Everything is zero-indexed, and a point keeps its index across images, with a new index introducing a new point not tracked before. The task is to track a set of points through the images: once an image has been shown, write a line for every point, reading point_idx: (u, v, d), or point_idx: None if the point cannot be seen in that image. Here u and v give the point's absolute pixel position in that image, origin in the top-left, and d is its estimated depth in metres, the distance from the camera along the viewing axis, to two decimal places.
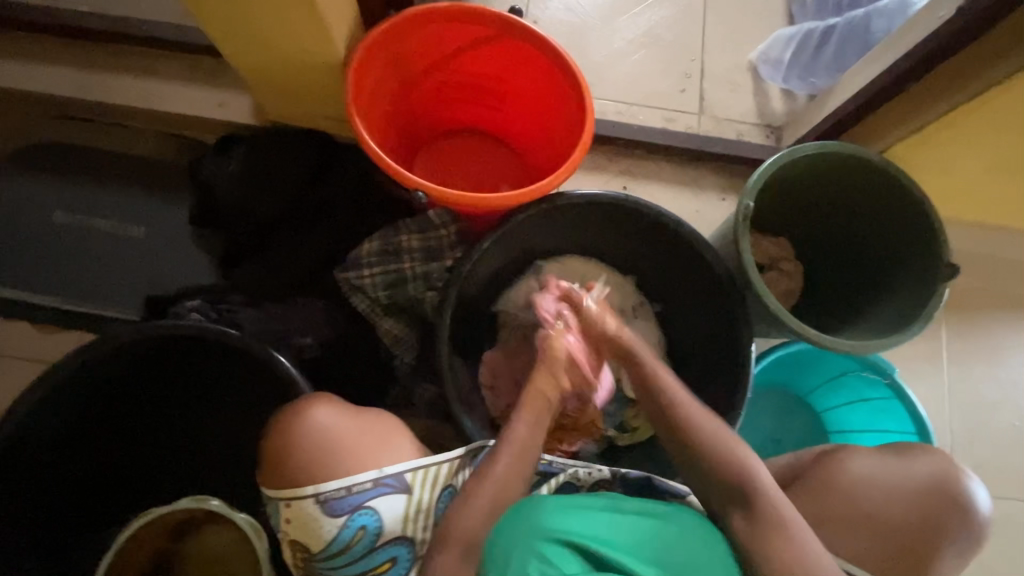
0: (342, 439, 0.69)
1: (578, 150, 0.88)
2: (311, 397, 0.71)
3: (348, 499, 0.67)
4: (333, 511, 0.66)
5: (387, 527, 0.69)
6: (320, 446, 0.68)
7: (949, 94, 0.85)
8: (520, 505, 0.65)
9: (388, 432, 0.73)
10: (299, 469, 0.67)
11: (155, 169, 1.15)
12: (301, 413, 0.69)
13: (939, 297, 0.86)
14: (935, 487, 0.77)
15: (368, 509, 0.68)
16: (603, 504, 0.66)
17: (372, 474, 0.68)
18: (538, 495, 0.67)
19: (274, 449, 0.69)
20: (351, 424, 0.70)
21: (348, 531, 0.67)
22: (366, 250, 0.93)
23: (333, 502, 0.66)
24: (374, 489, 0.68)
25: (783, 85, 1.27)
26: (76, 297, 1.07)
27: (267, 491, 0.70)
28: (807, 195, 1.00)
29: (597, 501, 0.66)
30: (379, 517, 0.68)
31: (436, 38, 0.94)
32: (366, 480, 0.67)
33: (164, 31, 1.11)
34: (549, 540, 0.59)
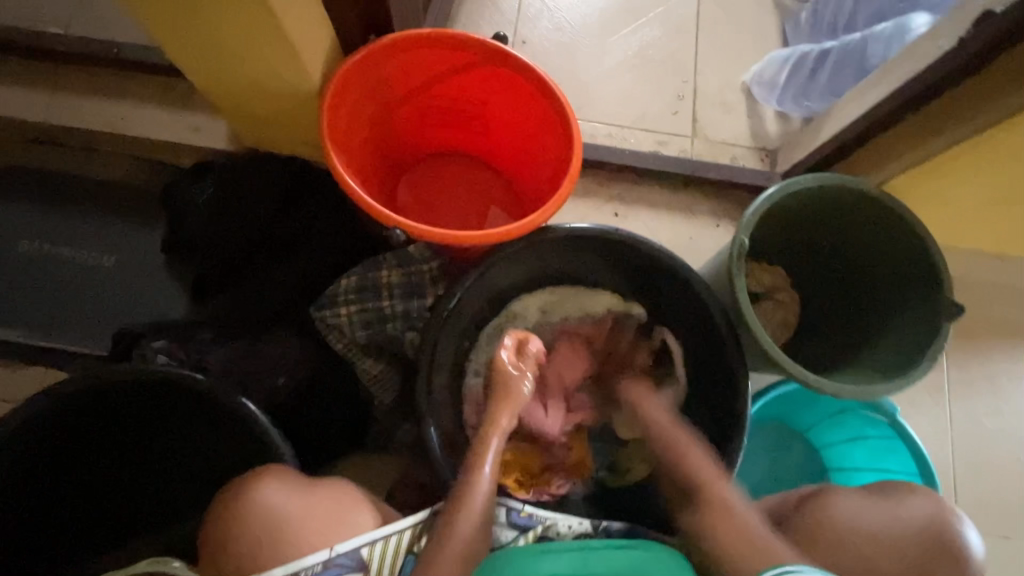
0: (291, 515, 0.65)
1: (567, 182, 0.84)
2: (257, 475, 0.68)
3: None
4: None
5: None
6: (267, 525, 0.64)
7: (945, 128, 0.82)
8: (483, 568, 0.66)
9: (341, 502, 0.70)
10: (248, 550, 0.64)
11: (124, 194, 1.10)
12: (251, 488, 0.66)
13: (943, 338, 0.82)
14: (929, 535, 0.74)
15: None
16: (571, 548, 0.66)
17: (322, 555, 0.61)
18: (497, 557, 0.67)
19: (222, 526, 0.65)
20: (298, 500, 0.66)
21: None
22: (342, 286, 0.88)
23: None
24: (325, 573, 0.61)
25: (777, 107, 1.24)
26: (36, 330, 1.01)
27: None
28: (803, 227, 0.96)
29: (562, 545, 0.67)
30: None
31: (417, 63, 0.90)
32: (314, 563, 0.60)
33: (134, 51, 1.06)
34: None
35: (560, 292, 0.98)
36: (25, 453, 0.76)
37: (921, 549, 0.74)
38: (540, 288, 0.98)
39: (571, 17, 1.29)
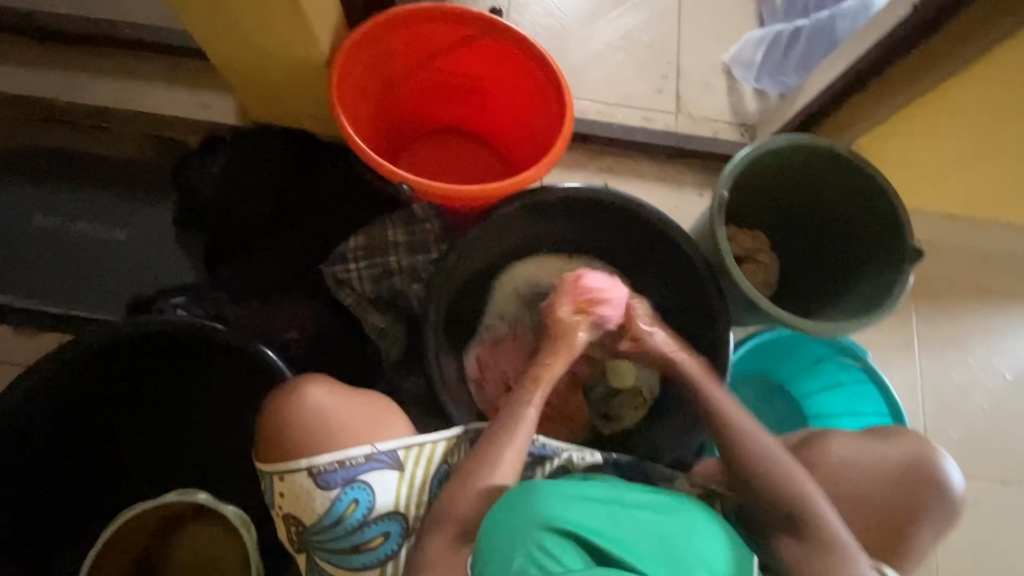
0: (339, 411, 0.72)
1: (560, 143, 0.90)
2: (303, 377, 0.74)
3: (340, 473, 0.69)
4: (325, 484, 0.68)
5: (379, 502, 0.70)
6: (316, 416, 0.70)
7: (906, 88, 0.89)
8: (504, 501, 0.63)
9: (382, 411, 0.75)
10: (297, 441, 0.70)
11: (134, 169, 1.14)
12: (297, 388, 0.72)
13: (904, 282, 0.90)
14: (914, 468, 0.79)
15: (360, 483, 0.69)
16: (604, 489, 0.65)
17: (364, 449, 0.70)
18: (526, 482, 0.65)
19: (270, 422, 0.71)
20: (344, 401, 0.73)
21: (340, 505, 0.69)
22: (351, 246, 0.94)
23: (325, 475, 0.68)
24: (367, 464, 0.70)
25: (755, 84, 1.32)
26: (51, 299, 1.06)
27: (264, 466, 0.72)
28: (778, 189, 1.04)
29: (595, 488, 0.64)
30: (371, 491, 0.70)
31: (418, 38, 0.96)
32: (358, 454, 0.69)
33: (144, 32, 1.11)
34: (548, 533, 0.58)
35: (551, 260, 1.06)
36: (54, 400, 0.81)
37: (908, 478, 0.79)
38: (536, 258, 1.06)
39: (560, 2, 1.36)
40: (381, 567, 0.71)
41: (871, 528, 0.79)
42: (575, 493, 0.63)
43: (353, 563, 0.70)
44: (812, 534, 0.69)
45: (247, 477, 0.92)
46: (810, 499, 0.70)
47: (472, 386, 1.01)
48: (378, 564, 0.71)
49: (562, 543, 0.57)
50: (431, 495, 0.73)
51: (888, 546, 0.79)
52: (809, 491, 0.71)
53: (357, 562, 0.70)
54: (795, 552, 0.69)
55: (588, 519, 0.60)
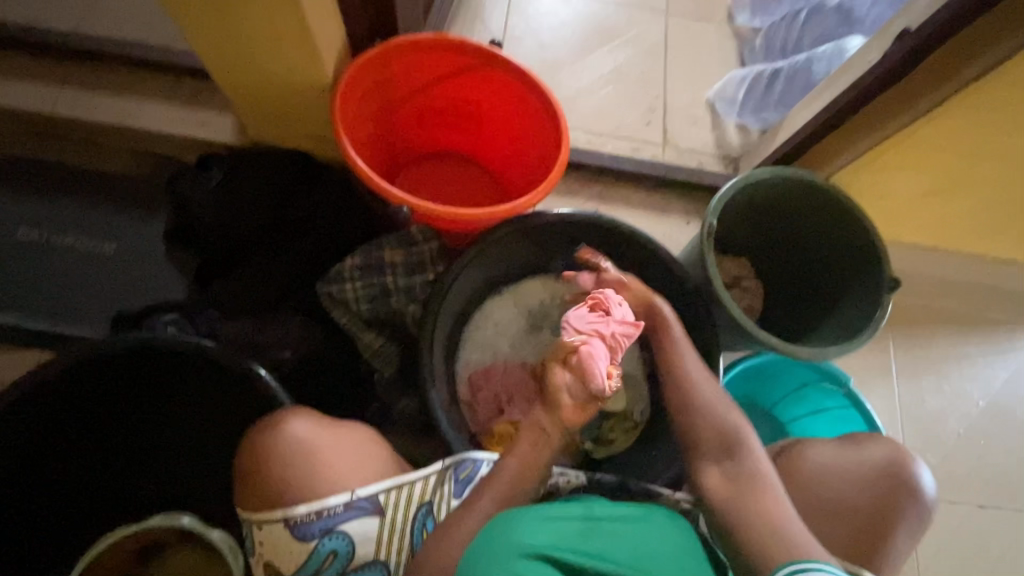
0: (317, 454, 0.68)
1: (557, 170, 0.93)
2: (287, 412, 0.72)
3: (318, 524, 0.65)
4: (303, 536, 0.65)
5: (359, 550, 0.68)
6: (294, 461, 0.67)
7: (882, 125, 0.95)
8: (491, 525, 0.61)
9: (362, 445, 0.73)
10: (277, 487, 0.67)
11: (126, 185, 1.14)
12: (274, 432, 0.69)
13: (882, 309, 0.94)
14: (891, 471, 0.81)
15: (338, 533, 0.66)
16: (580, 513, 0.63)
17: (342, 498, 0.66)
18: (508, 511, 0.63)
19: (250, 463, 0.68)
20: (324, 438, 0.70)
21: (318, 556, 0.66)
22: (347, 264, 0.94)
23: (302, 527, 0.65)
24: (345, 513, 0.66)
25: (737, 121, 1.38)
26: (32, 316, 1.02)
27: (243, 513, 0.69)
28: (763, 220, 1.09)
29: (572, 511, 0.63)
30: (350, 541, 0.67)
31: (419, 65, 0.99)
32: (336, 504, 0.66)
33: (144, 51, 1.12)
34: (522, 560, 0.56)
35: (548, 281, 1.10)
36: (34, 418, 0.78)
37: (883, 481, 0.81)
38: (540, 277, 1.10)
39: (553, 37, 1.42)
40: None
41: (852, 535, 0.79)
42: (550, 516, 0.61)
43: None
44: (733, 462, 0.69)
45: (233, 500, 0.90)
46: (743, 433, 0.72)
47: (466, 407, 1.02)
48: None
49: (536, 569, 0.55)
50: (413, 539, 0.71)
51: (871, 555, 0.78)
52: (743, 428, 0.73)
53: None
54: (716, 479, 0.69)
55: (565, 537, 0.59)
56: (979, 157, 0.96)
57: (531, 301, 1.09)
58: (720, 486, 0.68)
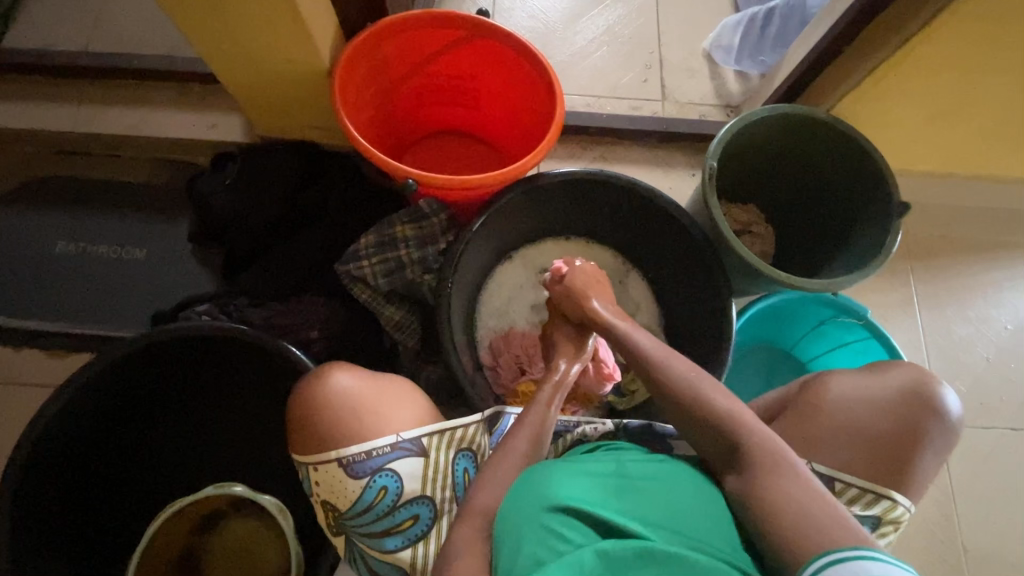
0: (365, 399, 0.73)
1: (553, 131, 0.94)
2: (328, 365, 0.76)
3: (369, 462, 0.70)
4: (355, 473, 0.69)
5: (407, 487, 0.71)
6: (345, 406, 0.72)
7: (878, 49, 0.93)
8: (524, 478, 0.67)
9: (406, 393, 0.77)
10: (329, 431, 0.71)
11: (150, 192, 1.20)
12: (322, 382, 0.73)
13: (894, 233, 0.93)
14: (915, 394, 0.79)
15: (388, 471, 0.70)
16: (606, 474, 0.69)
17: (390, 439, 0.71)
18: (538, 466, 0.69)
19: (296, 418, 0.73)
20: (371, 386, 0.75)
21: (371, 491, 0.70)
22: (362, 244, 0.97)
23: (355, 465, 0.69)
24: (393, 452, 0.71)
25: (736, 67, 1.37)
26: (79, 321, 1.10)
27: (297, 457, 0.73)
28: (768, 163, 1.09)
29: (595, 469, 0.69)
30: (399, 478, 0.70)
31: (412, 42, 1.01)
32: (384, 444, 0.70)
33: (152, 61, 1.17)
34: (550, 509, 0.60)
35: (568, 245, 1.14)
36: (93, 408, 0.85)
37: (907, 403, 0.79)
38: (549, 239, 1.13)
39: (542, 5, 1.42)
40: (414, 548, 0.71)
41: (882, 459, 0.77)
42: (576, 473, 0.67)
43: (387, 545, 0.71)
44: (750, 466, 0.65)
45: (279, 473, 0.96)
46: (742, 432, 0.68)
47: (489, 371, 1.06)
48: (410, 545, 0.71)
49: (564, 519, 0.59)
50: (457, 479, 0.74)
51: (901, 476, 0.76)
52: (746, 425, 0.68)
53: (390, 545, 0.71)
54: (735, 486, 0.67)
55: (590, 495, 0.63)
56: (985, 69, 0.93)
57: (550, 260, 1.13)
58: (742, 489, 0.65)
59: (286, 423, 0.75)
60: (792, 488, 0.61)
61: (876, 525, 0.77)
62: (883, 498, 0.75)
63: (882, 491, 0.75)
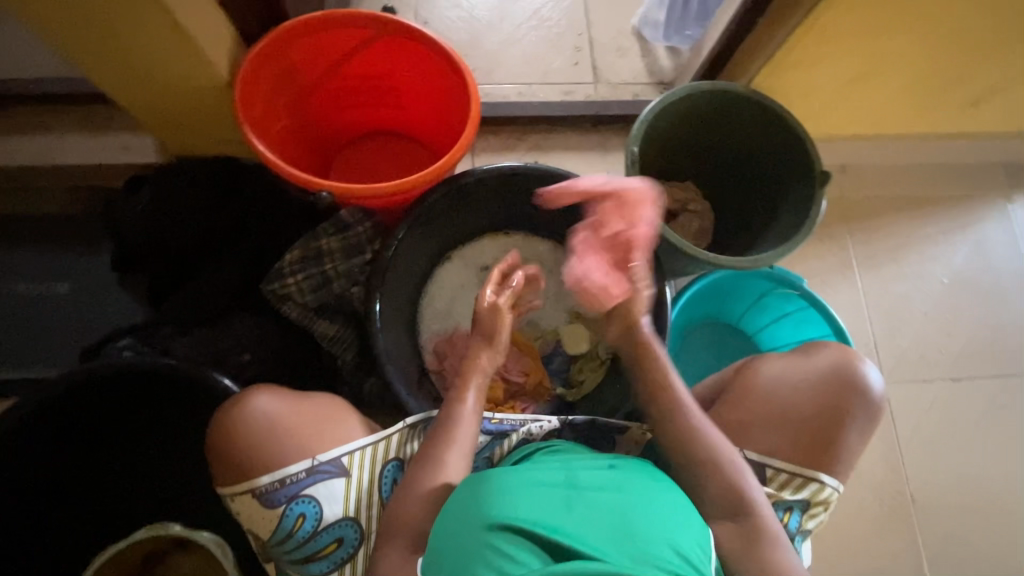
0: (280, 424, 0.72)
1: (471, 128, 0.92)
2: (247, 390, 0.74)
3: (284, 490, 0.70)
4: (271, 503, 0.69)
5: (328, 511, 0.71)
6: (257, 435, 0.71)
7: (789, 20, 0.93)
8: (471, 485, 0.67)
9: (328, 411, 0.75)
10: (244, 459, 0.70)
11: (64, 221, 1.14)
12: (234, 412, 0.72)
13: (816, 206, 0.94)
14: (840, 376, 0.83)
15: (305, 497, 0.70)
16: (558, 480, 0.69)
17: (304, 464, 0.70)
18: (480, 473, 0.69)
19: (213, 451, 0.72)
20: (286, 410, 0.73)
21: (289, 520, 0.70)
22: (287, 260, 0.95)
23: (269, 495, 0.69)
24: (309, 477, 0.70)
25: (666, 42, 1.34)
26: (1, 365, 1.05)
27: (218, 489, 0.72)
28: (696, 142, 1.08)
29: (545, 476, 0.69)
30: (318, 503, 0.70)
31: (318, 46, 0.97)
32: (299, 470, 0.70)
33: (50, 84, 1.10)
34: (495, 528, 0.60)
35: (507, 239, 1.13)
36: (10, 461, 0.81)
37: (828, 387, 0.82)
38: (485, 235, 1.11)
39: None
40: (341, 570, 0.72)
41: (810, 440, 0.81)
42: (524, 482, 0.67)
43: (313, 570, 0.71)
44: (747, 524, 0.74)
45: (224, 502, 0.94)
46: (750, 495, 0.75)
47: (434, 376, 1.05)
48: (338, 567, 0.72)
49: (508, 536, 0.60)
50: (382, 495, 0.74)
51: (826, 455, 0.81)
52: (754, 491, 0.75)
53: (316, 569, 0.72)
54: (728, 536, 0.74)
55: (538, 509, 0.63)
56: (893, 32, 0.94)
57: (491, 256, 1.12)
58: (733, 545, 0.73)
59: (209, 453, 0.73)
60: (778, 558, 0.72)
61: (806, 509, 0.81)
62: (810, 481, 0.80)
63: (810, 474, 0.80)
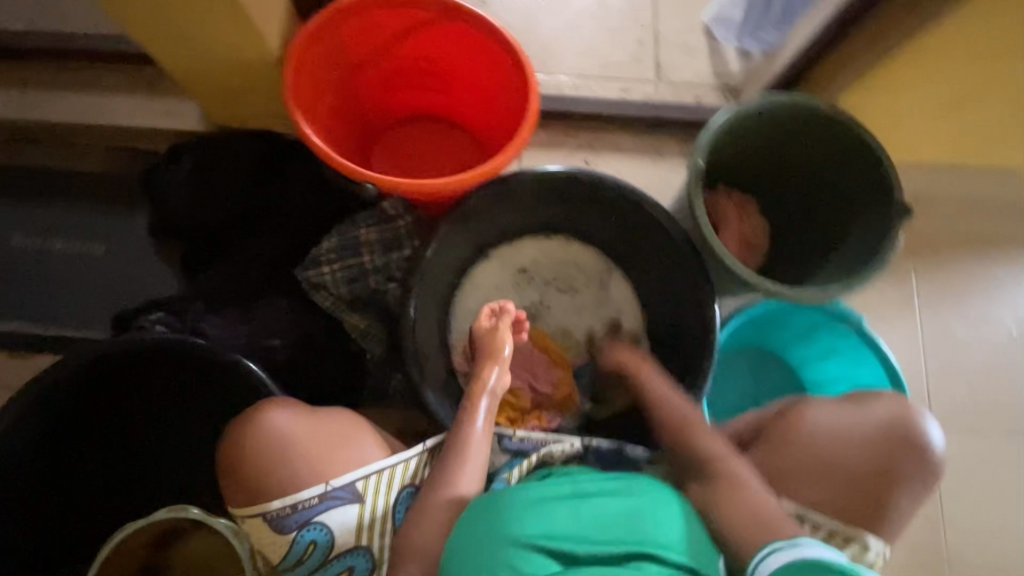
0: (296, 445, 0.71)
1: (526, 125, 0.86)
2: (263, 404, 0.73)
3: (295, 517, 0.69)
4: (281, 528, 0.69)
5: (339, 538, 0.70)
6: (272, 455, 0.70)
7: (886, 37, 0.84)
8: (482, 506, 0.64)
9: (344, 431, 0.75)
10: (257, 481, 0.70)
11: (104, 182, 1.13)
12: (250, 428, 0.71)
13: (892, 240, 0.86)
14: (895, 430, 0.77)
15: (317, 524, 0.69)
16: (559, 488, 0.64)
17: (317, 490, 0.69)
18: (496, 492, 0.65)
19: (232, 460, 0.71)
20: (303, 429, 0.72)
21: (300, 546, 0.69)
22: (324, 247, 0.93)
23: (280, 520, 0.69)
24: (322, 504, 0.70)
25: (737, 43, 1.24)
26: (36, 322, 1.05)
27: (230, 506, 0.72)
28: (762, 157, 1.01)
29: (551, 487, 0.64)
30: (329, 530, 0.70)
31: (372, 25, 0.92)
32: (312, 496, 0.69)
33: (99, 42, 1.08)
34: (512, 547, 0.58)
35: (548, 243, 1.07)
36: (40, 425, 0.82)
37: (880, 439, 0.77)
38: (527, 237, 1.06)
39: None
40: None
41: (856, 497, 0.76)
42: (532, 496, 0.62)
43: None
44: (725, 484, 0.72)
45: None
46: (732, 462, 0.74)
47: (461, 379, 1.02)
48: None
49: (528, 556, 0.57)
50: (396, 519, 0.74)
51: (874, 516, 0.75)
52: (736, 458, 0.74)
53: None
54: (699, 495, 0.72)
55: (549, 521, 0.60)
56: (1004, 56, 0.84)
57: (533, 259, 1.07)
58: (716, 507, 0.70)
59: (220, 466, 0.73)
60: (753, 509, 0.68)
61: None
62: (851, 541, 0.75)
63: (855, 533, 0.75)
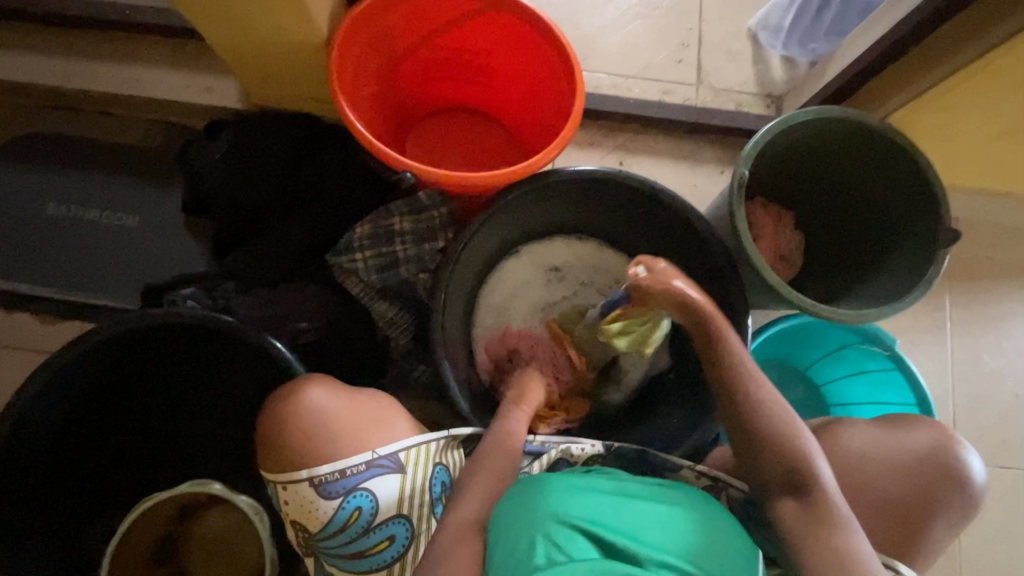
0: (338, 418, 0.71)
1: (570, 124, 0.85)
2: (301, 380, 0.74)
3: (342, 481, 0.69)
4: (327, 493, 0.69)
5: (383, 507, 0.71)
6: (316, 425, 0.70)
7: (952, 56, 0.81)
8: (521, 489, 0.62)
9: (381, 410, 0.75)
10: (299, 451, 0.70)
11: (140, 155, 1.14)
12: (292, 400, 0.71)
13: (937, 266, 0.85)
14: (933, 461, 0.75)
15: (362, 490, 0.70)
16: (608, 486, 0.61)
17: (366, 456, 0.70)
18: (538, 475, 0.63)
19: (271, 432, 0.71)
20: (345, 402, 0.73)
21: (344, 513, 0.70)
22: (357, 234, 0.92)
23: (327, 484, 0.69)
24: (369, 470, 0.70)
25: (783, 52, 1.23)
26: (67, 289, 1.06)
27: (266, 475, 0.72)
28: (806, 170, 0.99)
29: (600, 482, 0.62)
30: (374, 497, 0.71)
31: (421, 13, 0.91)
32: (360, 461, 0.70)
33: (143, 13, 1.08)
34: (554, 526, 0.56)
35: (578, 242, 1.06)
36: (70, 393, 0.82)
37: (919, 467, 0.75)
38: (556, 236, 1.06)
39: None
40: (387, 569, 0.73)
41: (887, 524, 0.75)
42: (578, 485, 0.61)
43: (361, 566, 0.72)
44: (811, 498, 0.67)
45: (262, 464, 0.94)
46: (813, 464, 0.69)
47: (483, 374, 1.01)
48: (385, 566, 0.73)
49: (567, 538, 0.55)
50: (434, 494, 0.74)
51: (902, 545, 0.74)
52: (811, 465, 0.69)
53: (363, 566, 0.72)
54: (792, 511, 0.68)
55: (590, 509, 0.58)
56: None
57: (563, 257, 1.06)
58: (800, 522, 0.67)
59: (257, 437, 0.73)
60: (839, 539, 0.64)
61: None
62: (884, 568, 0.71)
63: (888, 562, 0.71)
